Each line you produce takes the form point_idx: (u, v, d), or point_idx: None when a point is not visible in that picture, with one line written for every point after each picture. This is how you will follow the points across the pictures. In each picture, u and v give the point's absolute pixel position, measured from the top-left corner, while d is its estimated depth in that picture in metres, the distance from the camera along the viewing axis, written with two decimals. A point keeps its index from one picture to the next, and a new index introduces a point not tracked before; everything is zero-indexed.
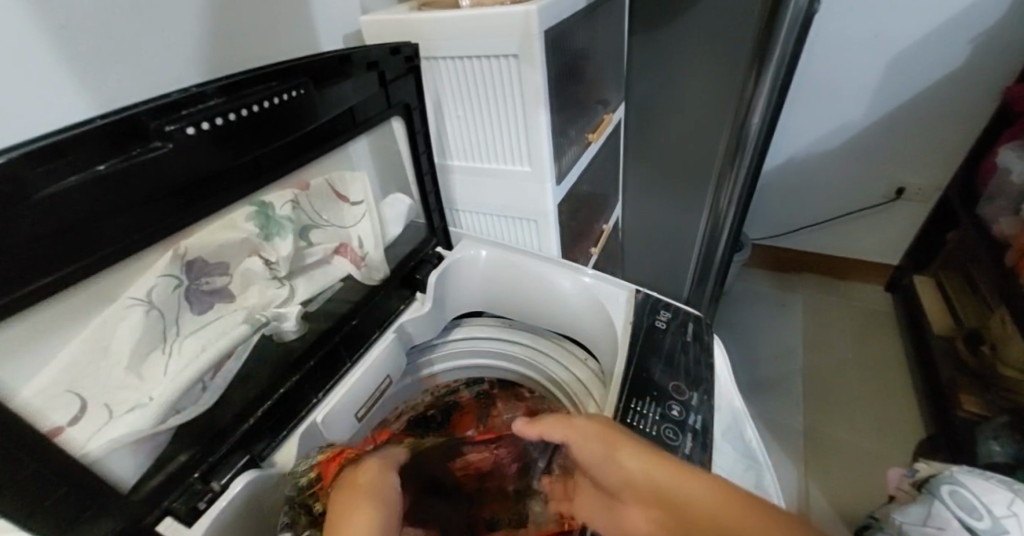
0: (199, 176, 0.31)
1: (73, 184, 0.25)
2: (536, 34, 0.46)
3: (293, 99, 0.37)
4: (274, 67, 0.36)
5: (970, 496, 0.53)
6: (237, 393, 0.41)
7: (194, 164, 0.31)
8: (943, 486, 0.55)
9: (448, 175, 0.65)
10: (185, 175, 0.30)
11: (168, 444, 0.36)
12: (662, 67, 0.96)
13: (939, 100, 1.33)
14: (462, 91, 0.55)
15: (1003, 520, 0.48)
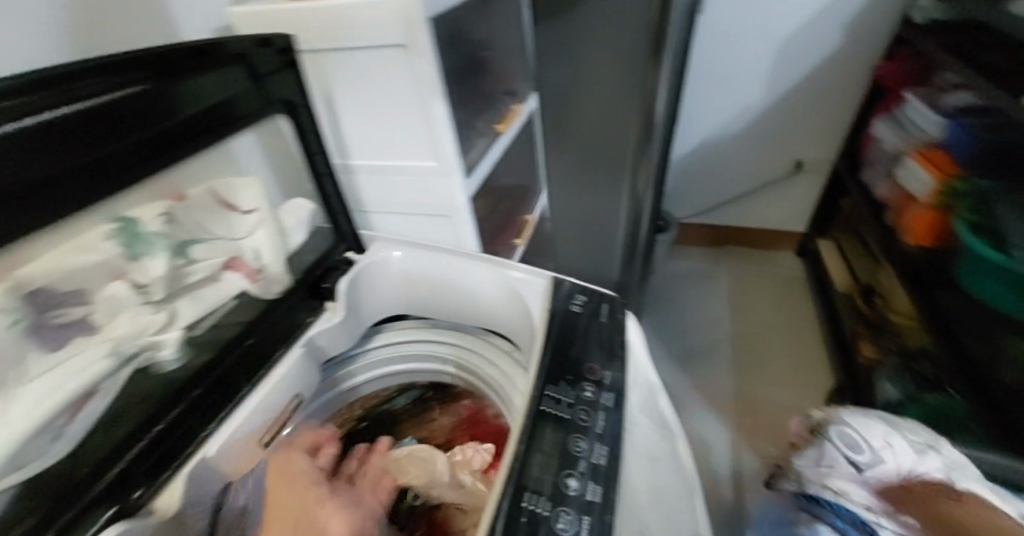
0: (26, 180, 0.26)
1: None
2: (422, 18, 0.43)
3: (147, 91, 0.33)
4: (124, 56, 0.31)
5: (854, 433, 0.56)
6: (102, 439, 0.36)
7: (20, 167, 0.26)
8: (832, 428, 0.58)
9: (352, 176, 0.61)
10: (8, 180, 0.25)
11: (16, 507, 0.31)
12: (571, 56, 0.96)
13: (825, 78, 1.45)
14: (352, 82, 0.51)
15: (882, 454, 0.54)
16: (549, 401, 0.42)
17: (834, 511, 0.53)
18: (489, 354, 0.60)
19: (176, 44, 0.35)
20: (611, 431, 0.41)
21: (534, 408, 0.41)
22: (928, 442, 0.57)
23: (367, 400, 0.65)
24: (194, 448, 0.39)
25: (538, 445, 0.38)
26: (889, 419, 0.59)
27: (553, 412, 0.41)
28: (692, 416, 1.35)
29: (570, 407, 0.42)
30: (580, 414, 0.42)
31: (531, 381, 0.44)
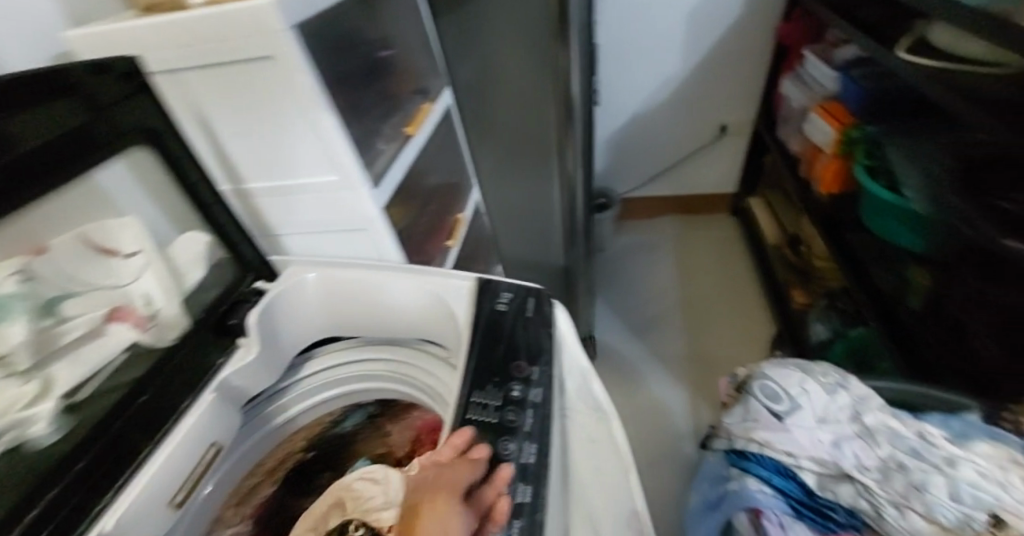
0: None
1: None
2: (282, 28, 0.40)
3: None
4: None
5: (775, 385, 0.62)
6: None
7: None
8: (756, 383, 0.63)
9: (249, 202, 0.56)
10: None
11: None
12: (479, 48, 0.93)
13: (731, 44, 1.51)
14: (223, 101, 0.47)
15: (800, 399, 0.60)
16: (475, 408, 0.42)
17: (755, 462, 0.59)
18: (427, 365, 0.58)
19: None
20: (539, 428, 0.41)
21: (460, 420, 0.42)
22: (837, 380, 0.63)
23: (308, 430, 0.62)
24: (88, 525, 0.34)
25: (466, 456, 0.39)
26: (804, 365, 0.65)
27: (481, 419, 0.41)
28: (651, 384, 1.39)
29: (497, 411, 0.42)
30: (508, 415, 0.41)
31: (456, 393, 0.44)
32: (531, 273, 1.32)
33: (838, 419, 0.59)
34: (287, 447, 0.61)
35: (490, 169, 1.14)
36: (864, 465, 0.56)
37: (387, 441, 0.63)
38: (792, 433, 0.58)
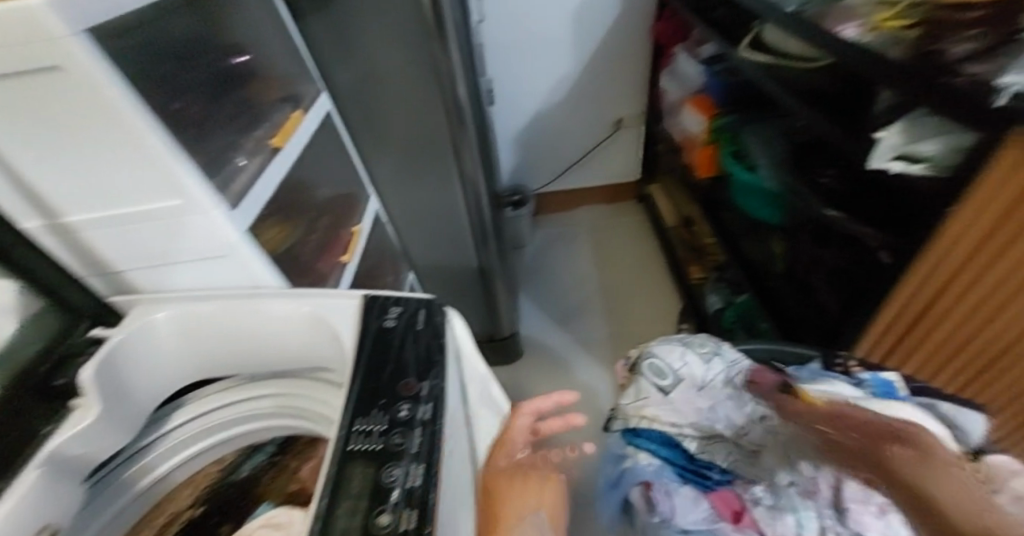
0: None
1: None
2: (70, 35, 0.33)
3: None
4: None
5: (662, 363, 0.65)
6: None
7: None
8: (647, 362, 0.66)
9: (74, 238, 0.47)
10: None
11: None
12: (357, 53, 0.87)
13: (616, 43, 1.56)
14: (11, 126, 0.39)
15: (681, 372, 0.64)
16: (357, 437, 0.40)
17: (645, 436, 0.63)
18: (317, 393, 0.53)
19: None
20: (429, 447, 0.39)
21: (340, 451, 0.39)
22: (713, 348, 0.67)
23: (194, 482, 0.56)
24: None
25: (345, 492, 0.36)
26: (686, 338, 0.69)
27: (364, 448, 0.39)
28: (574, 370, 1.44)
29: (383, 435, 0.40)
30: (394, 439, 0.40)
31: (337, 422, 0.41)
32: (445, 277, 1.30)
33: (714, 385, 0.64)
34: (165, 507, 0.54)
35: (388, 177, 1.08)
36: (735, 423, 0.64)
37: (292, 475, 0.56)
38: (675, 404, 0.63)
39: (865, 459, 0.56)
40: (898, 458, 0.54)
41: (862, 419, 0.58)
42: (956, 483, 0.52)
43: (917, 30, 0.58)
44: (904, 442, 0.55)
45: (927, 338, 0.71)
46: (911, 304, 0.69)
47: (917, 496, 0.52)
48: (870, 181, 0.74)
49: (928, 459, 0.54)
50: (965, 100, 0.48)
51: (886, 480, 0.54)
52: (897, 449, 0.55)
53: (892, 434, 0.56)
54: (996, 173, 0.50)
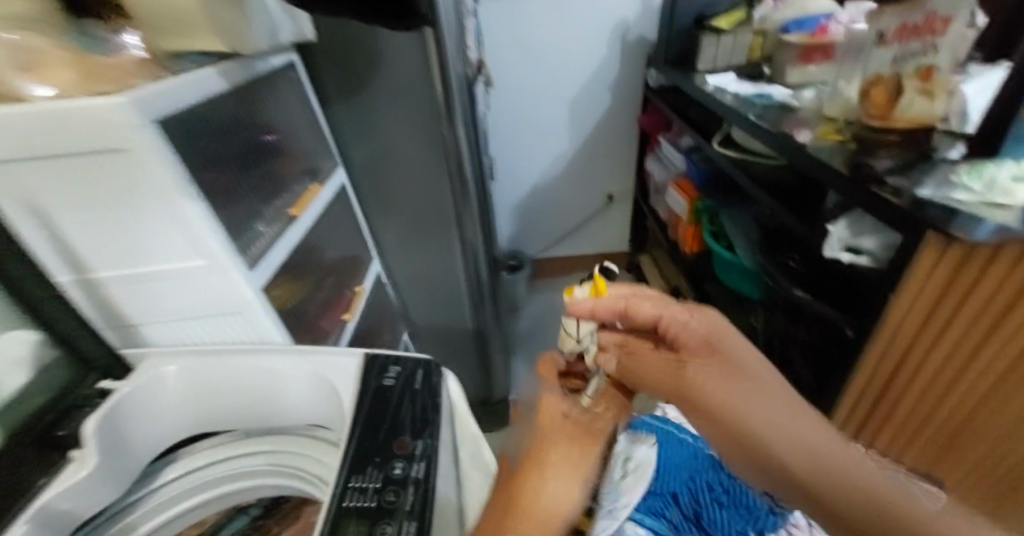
0: None
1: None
2: (141, 125, 0.40)
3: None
4: None
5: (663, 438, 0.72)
6: None
7: None
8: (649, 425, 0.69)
9: (103, 292, 0.51)
10: None
11: None
12: (374, 131, 0.96)
13: (607, 129, 1.70)
14: (69, 194, 0.44)
15: None
16: (353, 494, 0.42)
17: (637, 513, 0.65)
18: (312, 452, 0.54)
19: None
20: (420, 505, 0.41)
21: (336, 508, 0.41)
22: None
23: None
24: None
25: None
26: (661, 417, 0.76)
27: (358, 506, 0.41)
28: None
29: (378, 492, 0.42)
30: (388, 496, 0.41)
31: (333, 479, 0.43)
32: (438, 337, 1.32)
33: None
34: None
35: (393, 242, 1.14)
36: None
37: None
38: None
39: (674, 395, 0.43)
40: (710, 387, 0.39)
41: (664, 310, 0.44)
42: (777, 396, 0.39)
43: (853, 143, 0.70)
44: (704, 340, 0.42)
45: (898, 420, 0.74)
46: (874, 382, 0.72)
47: (728, 429, 0.38)
48: (830, 265, 0.81)
49: (743, 367, 0.40)
50: (895, 209, 0.57)
51: (698, 416, 0.41)
52: (694, 365, 0.41)
53: (681, 364, 0.42)
54: (925, 262, 0.57)
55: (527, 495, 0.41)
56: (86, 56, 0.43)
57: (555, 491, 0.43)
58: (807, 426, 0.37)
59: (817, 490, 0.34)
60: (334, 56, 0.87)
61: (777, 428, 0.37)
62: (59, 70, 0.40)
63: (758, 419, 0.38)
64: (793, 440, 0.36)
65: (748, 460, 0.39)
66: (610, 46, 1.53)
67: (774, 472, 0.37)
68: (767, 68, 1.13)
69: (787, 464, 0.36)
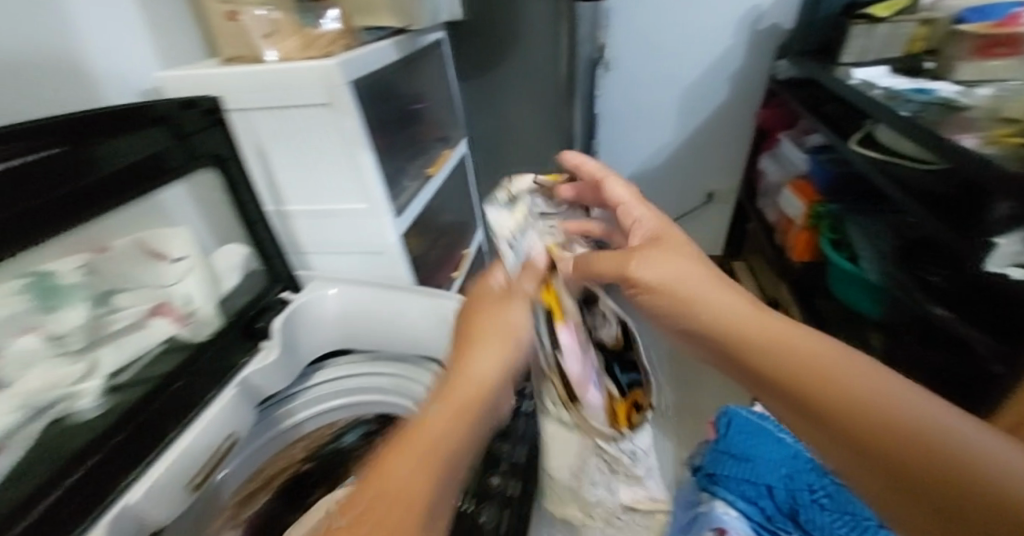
0: None
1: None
2: (342, 83, 0.49)
3: (67, 151, 0.34)
4: (31, 124, 0.32)
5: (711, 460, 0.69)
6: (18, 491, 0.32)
7: None
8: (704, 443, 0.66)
9: (288, 221, 0.63)
10: None
11: None
12: (498, 106, 1.03)
13: (721, 122, 1.61)
14: (279, 138, 0.55)
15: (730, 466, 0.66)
16: None
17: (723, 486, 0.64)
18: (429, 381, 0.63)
19: (86, 110, 0.36)
20: None
21: None
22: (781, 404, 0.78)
23: (311, 440, 0.66)
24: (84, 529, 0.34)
25: None
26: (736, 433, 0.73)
27: None
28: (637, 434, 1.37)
29: None
30: None
31: None
32: None
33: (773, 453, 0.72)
34: (286, 452, 0.63)
35: None
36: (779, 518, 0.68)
37: None
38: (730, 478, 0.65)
39: (632, 297, 0.39)
40: (684, 287, 0.36)
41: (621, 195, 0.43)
42: (726, 283, 0.37)
43: None
44: (659, 228, 0.41)
45: None
46: None
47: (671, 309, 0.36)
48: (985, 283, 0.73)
49: (702, 269, 0.37)
50: None
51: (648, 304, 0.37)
52: (643, 250, 0.38)
53: (633, 253, 0.37)
54: None
55: (451, 388, 0.37)
56: (307, 28, 0.53)
57: (486, 367, 0.38)
58: (781, 321, 0.33)
59: (799, 386, 0.30)
60: (474, 34, 0.95)
61: (742, 325, 0.34)
62: (293, 38, 0.51)
63: (728, 320, 0.34)
64: (735, 319, 0.34)
65: (720, 361, 0.35)
66: (738, 33, 1.45)
67: (747, 371, 0.33)
68: (931, 62, 1.01)
69: (762, 360, 0.32)
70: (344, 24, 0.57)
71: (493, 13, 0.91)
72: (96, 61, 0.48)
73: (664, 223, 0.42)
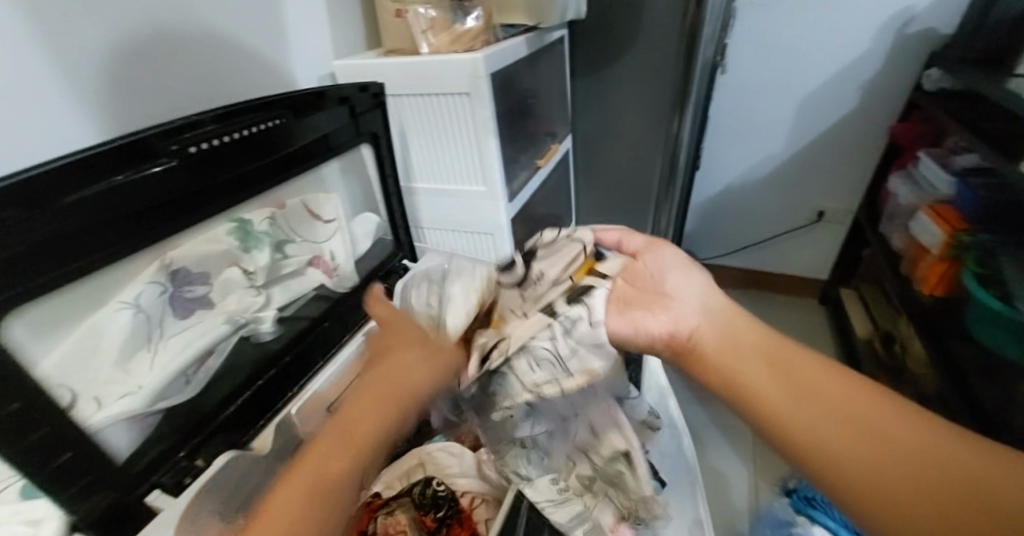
0: (189, 190, 0.36)
1: (31, 172, 0.26)
2: (484, 73, 0.56)
3: (268, 128, 0.42)
4: (259, 101, 0.41)
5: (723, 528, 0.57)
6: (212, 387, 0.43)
7: (183, 182, 0.35)
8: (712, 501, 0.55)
9: (413, 198, 0.71)
10: (172, 190, 0.35)
11: (146, 423, 0.38)
12: (605, 104, 1.04)
13: (846, 135, 1.47)
14: (419, 123, 0.63)
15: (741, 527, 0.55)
16: None
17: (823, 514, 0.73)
18: None
19: (296, 91, 0.46)
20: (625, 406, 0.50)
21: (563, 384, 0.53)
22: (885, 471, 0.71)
23: None
24: (255, 431, 0.43)
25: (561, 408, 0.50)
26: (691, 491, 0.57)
27: None
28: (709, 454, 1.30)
29: None
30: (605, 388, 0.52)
31: None
32: None
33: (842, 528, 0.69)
34: None
35: (592, 211, 1.21)
36: None
37: None
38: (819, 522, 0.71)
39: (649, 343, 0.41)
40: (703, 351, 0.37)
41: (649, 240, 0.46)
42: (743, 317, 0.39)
43: None
44: (652, 244, 0.45)
45: None
46: None
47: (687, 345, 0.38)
48: None
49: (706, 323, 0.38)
50: None
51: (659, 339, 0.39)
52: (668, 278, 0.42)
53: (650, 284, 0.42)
54: None
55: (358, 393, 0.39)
56: (455, 24, 0.59)
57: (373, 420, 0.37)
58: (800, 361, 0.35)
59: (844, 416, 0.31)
60: (592, 33, 0.97)
61: (766, 380, 0.34)
62: (445, 34, 0.58)
63: (747, 377, 0.35)
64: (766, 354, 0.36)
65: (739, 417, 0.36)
66: (877, 38, 1.32)
67: (776, 431, 0.33)
68: None
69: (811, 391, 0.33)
70: (484, 22, 0.62)
71: (612, 12, 0.92)
72: (273, 53, 0.59)
73: (657, 243, 0.45)
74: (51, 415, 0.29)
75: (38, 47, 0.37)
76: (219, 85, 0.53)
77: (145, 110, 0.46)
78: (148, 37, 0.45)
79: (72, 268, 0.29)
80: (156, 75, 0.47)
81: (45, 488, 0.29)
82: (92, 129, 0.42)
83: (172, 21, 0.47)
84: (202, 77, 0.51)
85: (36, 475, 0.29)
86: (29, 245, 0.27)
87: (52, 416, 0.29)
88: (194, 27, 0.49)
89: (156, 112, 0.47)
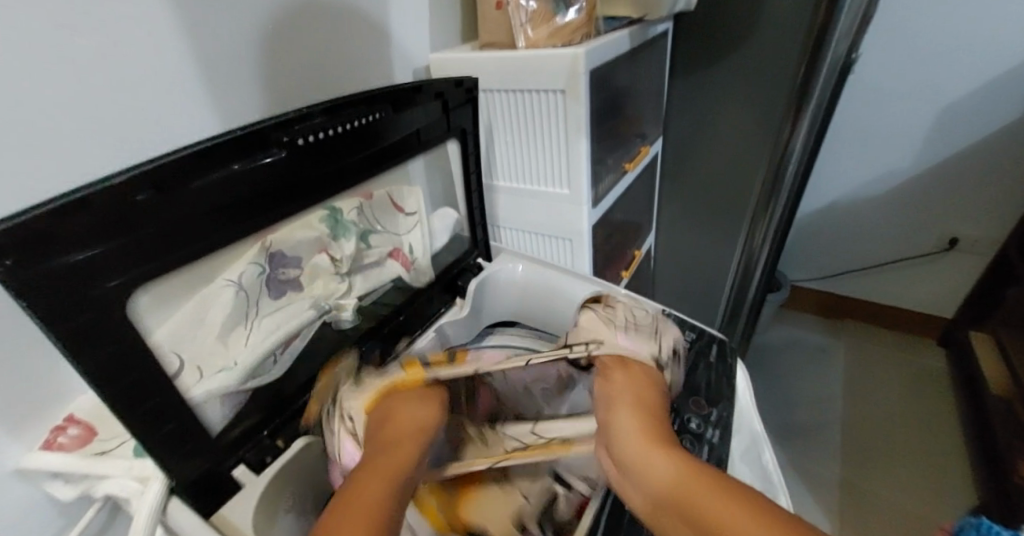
0: (292, 182, 0.37)
1: (158, 162, 0.28)
2: (582, 70, 0.53)
3: (370, 122, 0.43)
4: (365, 94, 0.41)
5: None
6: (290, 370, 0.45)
7: (290, 174, 0.37)
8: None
9: (494, 195, 0.70)
10: (278, 181, 0.36)
11: (236, 397, 0.40)
12: (705, 106, 0.96)
13: (999, 150, 1.24)
14: (509, 120, 0.62)
15: None
16: None
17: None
18: None
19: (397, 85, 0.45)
20: None
21: None
22: None
23: None
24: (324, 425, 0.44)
25: None
26: None
27: None
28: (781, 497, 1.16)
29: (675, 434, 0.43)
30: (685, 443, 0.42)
31: None
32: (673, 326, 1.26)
33: None
34: None
35: (673, 220, 1.13)
36: None
37: None
38: None
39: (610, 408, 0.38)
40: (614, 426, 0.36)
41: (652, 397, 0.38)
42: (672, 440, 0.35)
43: None
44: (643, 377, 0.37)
45: None
46: None
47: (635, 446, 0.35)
48: None
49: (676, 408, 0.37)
50: None
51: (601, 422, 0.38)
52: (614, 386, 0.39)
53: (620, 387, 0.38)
54: None
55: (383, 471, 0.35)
56: (556, 16, 0.56)
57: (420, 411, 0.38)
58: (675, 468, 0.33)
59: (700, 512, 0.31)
60: (699, 29, 0.90)
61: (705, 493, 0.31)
62: (544, 27, 0.55)
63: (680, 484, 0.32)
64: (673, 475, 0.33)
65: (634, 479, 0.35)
66: None
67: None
68: None
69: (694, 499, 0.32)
70: (587, 13, 0.58)
71: (725, 8, 0.85)
72: (371, 47, 0.60)
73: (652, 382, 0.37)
74: (160, 385, 0.31)
75: (172, 44, 0.41)
76: (322, 79, 0.56)
77: (257, 103, 0.49)
78: (261, 29, 0.48)
79: (186, 253, 0.31)
80: (268, 68, 0.49)
81: (152, 453, 0.32)
82: (210, 118, 0.46)
83: (286, 18, 0.50)
84: (307, 71, 0.53)
85: (146, 440, 0.31)
86: (158, 229, 0.29)
87: (161, 387, 0.31)
88: (305, 24, 0.52)
89: (265, 102, 0.50)
